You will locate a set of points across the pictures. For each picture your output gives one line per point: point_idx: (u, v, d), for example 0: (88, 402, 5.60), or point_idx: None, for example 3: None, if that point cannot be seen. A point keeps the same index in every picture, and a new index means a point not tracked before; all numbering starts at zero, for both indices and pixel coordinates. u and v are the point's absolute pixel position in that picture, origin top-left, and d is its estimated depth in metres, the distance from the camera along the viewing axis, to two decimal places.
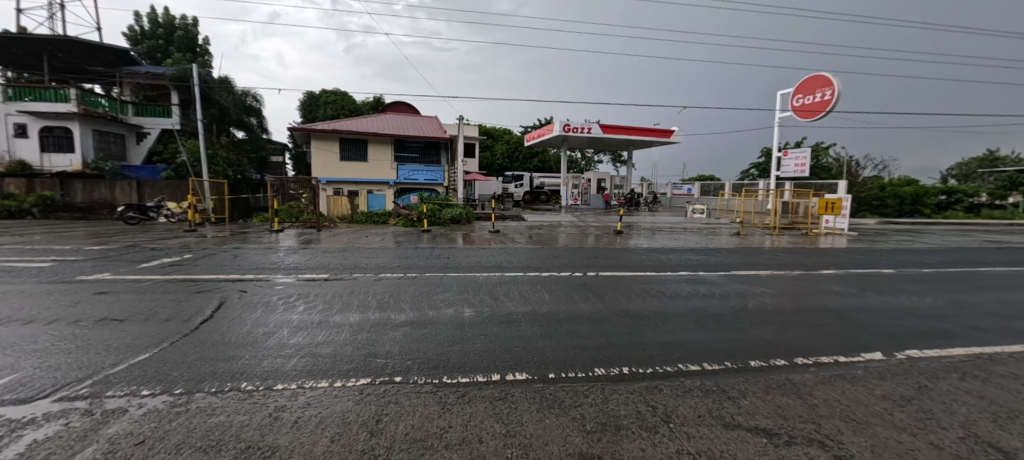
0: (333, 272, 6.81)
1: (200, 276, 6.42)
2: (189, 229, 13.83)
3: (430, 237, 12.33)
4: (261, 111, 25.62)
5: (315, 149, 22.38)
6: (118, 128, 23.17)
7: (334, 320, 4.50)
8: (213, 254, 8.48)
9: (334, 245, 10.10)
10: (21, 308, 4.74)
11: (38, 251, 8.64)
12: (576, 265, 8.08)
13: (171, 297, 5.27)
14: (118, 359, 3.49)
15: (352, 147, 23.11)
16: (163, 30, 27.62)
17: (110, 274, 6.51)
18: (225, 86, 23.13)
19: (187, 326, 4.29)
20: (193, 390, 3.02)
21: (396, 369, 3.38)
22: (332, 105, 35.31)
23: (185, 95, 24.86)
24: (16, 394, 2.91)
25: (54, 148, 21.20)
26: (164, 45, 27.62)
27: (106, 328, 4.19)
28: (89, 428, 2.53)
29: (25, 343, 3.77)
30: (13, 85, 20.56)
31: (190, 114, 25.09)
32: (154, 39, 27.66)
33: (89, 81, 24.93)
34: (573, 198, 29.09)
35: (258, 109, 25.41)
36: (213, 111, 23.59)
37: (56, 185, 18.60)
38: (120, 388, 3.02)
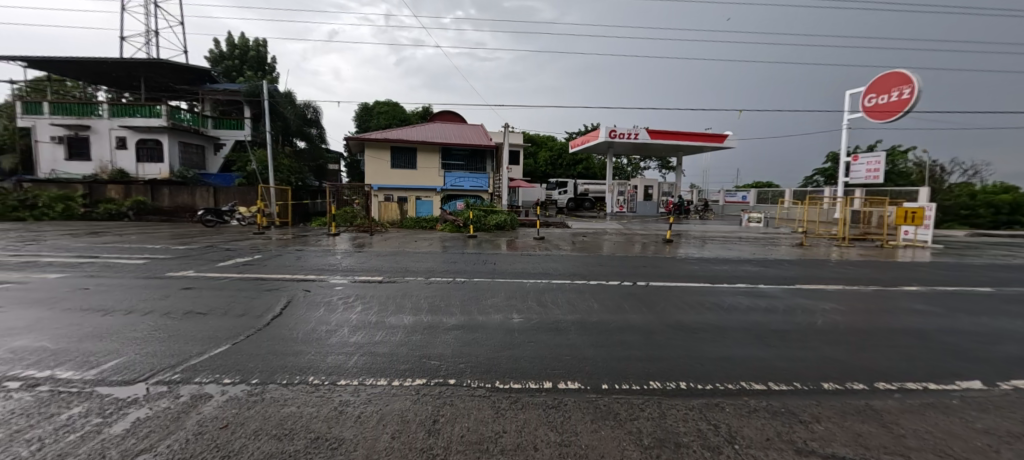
0: (386, 275, 7.12)
1: (270, 276, 6.94)
2: (257, 232, 15.04)
3: (476, 243, 12.62)
4: (320, 122, 27.40)
5: (368, 158, 23.59)
6: (199, 140, 25.73)
7: (388, 322, 4.68)
8: (279, 256, 9.19)
9: (384, 249, 10.52)
10: (124, 300, 5.38)
11: (135, 250, 9.75)
12: (623, 273, 7.88)
13: (244, 294, 5.74)
14: (203, 349, 3.86)
15: (401, 156, 24.10)
16: (238, 51, 30.43)
17: (193, 271, 7.21)
18: (288, 99, 24.95)
19: (259, 322, 4.65)
20: (267, 381, 3.26)
21: (449, 371, 3.46)
22: (384, 116, 37.13)
23: (255, 109, 27.20)
24: (121, 375, 3.31)
25: (146, 158, 23.91)
26: (238, 65, 30.42)
27: (191, 321, 4.63)
28: (181, 411, 2.80)
29: (126, 331, 4.26)
30: (116, 103, 23.34)
31: (259, 126, 27.38)
32: (231, 59, 30.55)
33: (175, 99, 27.88)
34: (618, 205, 28.73)
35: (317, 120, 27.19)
36: (279, 123, 25.55)
37: (148, 191, 20.97)
38: (205, 376, 3.33)
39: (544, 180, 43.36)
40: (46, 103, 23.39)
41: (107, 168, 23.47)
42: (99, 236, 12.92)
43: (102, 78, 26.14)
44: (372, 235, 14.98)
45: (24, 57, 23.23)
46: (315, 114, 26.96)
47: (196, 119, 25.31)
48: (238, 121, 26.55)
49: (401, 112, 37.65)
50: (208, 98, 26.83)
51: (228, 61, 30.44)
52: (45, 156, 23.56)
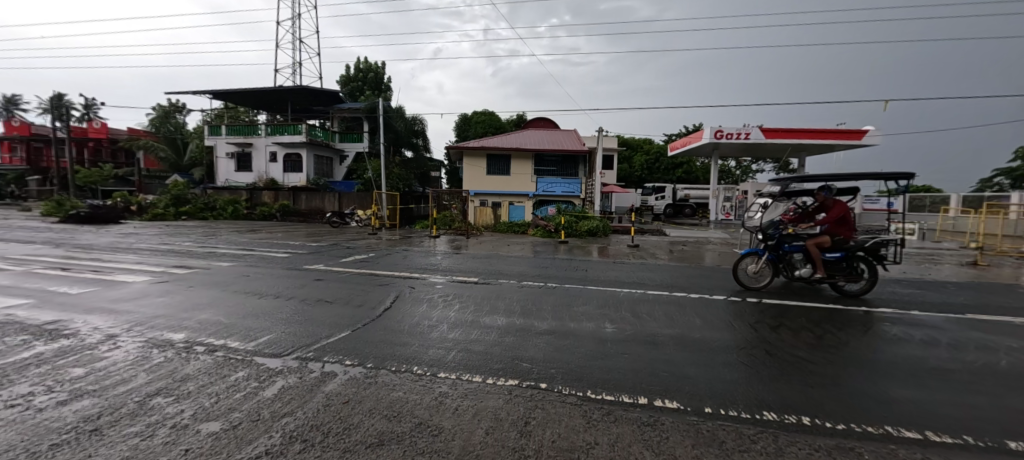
0: (481, 277, 7.49)
1: (381, 272, 7.81)
2: (372, 233, 17.06)
3: (567, 248, 12.59)
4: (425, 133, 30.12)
5: (466, 166, 25.12)
6: (328, 153, 30.15)
7: (484, 322, 4.89)
8: (390, 254, 10.30)
9: (479, 252, 11.10)
10: (274, 286, 6.55)
11: (282, 245, 11.81)
12: (730, 288, 7.10)
13: (361, 288, 6.54)
14: (330, 332, 4.48)
15: (495, 163, 25.17)
16: (361, 74, 34.98)
17: (323, 265, 8.47)
18: (399, 114, 27.91)
19: (373, 313, 5.25)
20: (379, 366, 3.65)
21: (541, 375, 3.48)
22: (481, 125, 39.25)
23: (372, 124, 30.92)
24: (272, 348, 4.02)
25: (290, 169, 28.77)
26: (361, 85, 34.95)
27: (321, 308, 5.43)
28: (314, 384, 3.29)
29: (276, 312, 5.18)
30: (271, 124, 28.47)
31: (375, 139, 31.06)
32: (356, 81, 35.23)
33: (312, 118, 33.09)
34: (723, 212, 26.15)
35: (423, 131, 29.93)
36: (391, 135, 28.68)
37: (290, 196, 25.14)
38: (332, 356, 3.86)
39: (639, 185, 41.39)
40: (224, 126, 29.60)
41: (263, 178, 28.78)
42: (258, 233, 15.91)
43: (262, 104, 32.20)
44: (468, 238, 15.92)
45: (212, 90, 29.73)
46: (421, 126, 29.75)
47: (328, 135, 29.84)
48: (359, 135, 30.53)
49: (496, 121, 39.38)
50: (337, 116, 31.30)
51: (353, 83, 35.14)
52: (223, 168, 29.82)
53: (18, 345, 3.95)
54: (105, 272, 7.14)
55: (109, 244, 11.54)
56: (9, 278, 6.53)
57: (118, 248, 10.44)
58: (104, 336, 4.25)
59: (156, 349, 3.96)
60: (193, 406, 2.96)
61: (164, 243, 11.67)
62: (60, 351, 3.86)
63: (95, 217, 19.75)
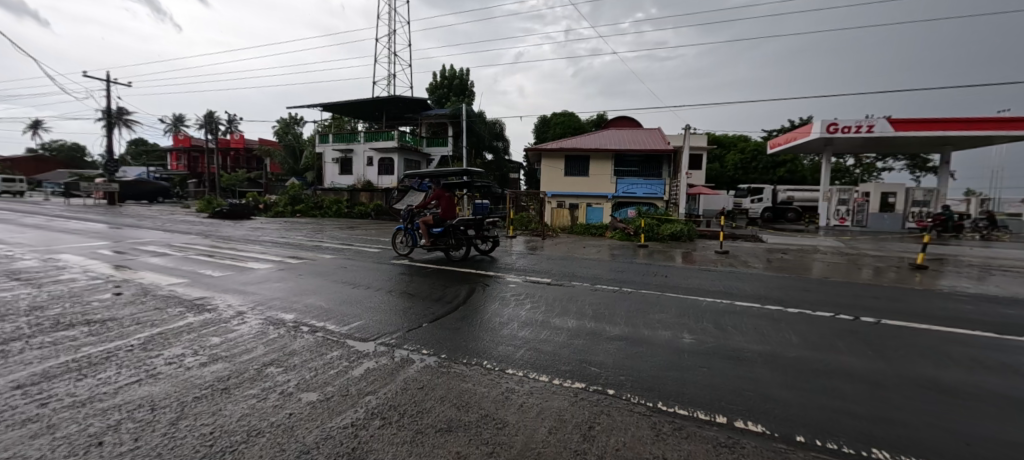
0: (554, 278, 7.46)
1: (458, 269, 8.22)
2: (453, 232, 18.03)
3: (645, 252, 11.97)
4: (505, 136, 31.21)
5: (544, 167, 25.26)
6: (417, 157, 32.63)
7: (554, 322, 4.86)
8: (467, 252, 10.80)
9: (553, 252, 11.08)
10: (366, 277, 7.29)
11: (374, 241, 13.08)
12: (841, 304, 6.09)
13: (440, 283, 6.94)
14: (410, 323, 4.84)
15: (573, 164, 24.90)
16: (447, 82, 37.24)
17: (407, 260, 9.19)
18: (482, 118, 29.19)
19: (449, 307, 5.54)
20: (451, 357, 3.84)
21: (608, 381, 3.35)
22: (559, 126, 39.17)
23: (456, 128, 32.75)
24: (362, 333, 4.47)
25: (384, 172, 31.72)
26: (447, 92, 37.23)
27: (404, 299, 5.89)
28: (393, 369, 3.58)
29: (367, 301, 5.74)
30: (369, 131, 31.69)
31: (458, 143, 32.83)
32: (443, 88, 37.59)
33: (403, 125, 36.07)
34: (838, 217, 22.63)
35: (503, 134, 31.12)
36: (473, 139, 30.07)
37: (383, 197, 27.70)
38: (411, 344, 4.16)
39: (732, 186, 37.72)
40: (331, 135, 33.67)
41: (361, 180, 32.13)
42: (355, 229, 17.80)
43: (363, 114, 36.00)
44: (542, 239, 16.02)
45: (323, 104, 34.05)
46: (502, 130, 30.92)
47: (416, 140, 32.49)
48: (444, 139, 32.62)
49: (576, 121, 38.93)
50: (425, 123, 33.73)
51: (440, 90, 37.54)
52: (330, 172, 33.96)
53: (177, 315, 4.96)
54: (239, 259, 8.62)
55: (245, 236, 13.90)
56: (176, 261, 8.24)
57: (250, 239, 12.53)
58: (236, 312, 5.14)
59: (272, 326, 4.65)
60: (296, 378, 3.43)
61: (284, 237, 13.67)
62: (204, 322, 4.77)
63: (235, 214, 23.90)
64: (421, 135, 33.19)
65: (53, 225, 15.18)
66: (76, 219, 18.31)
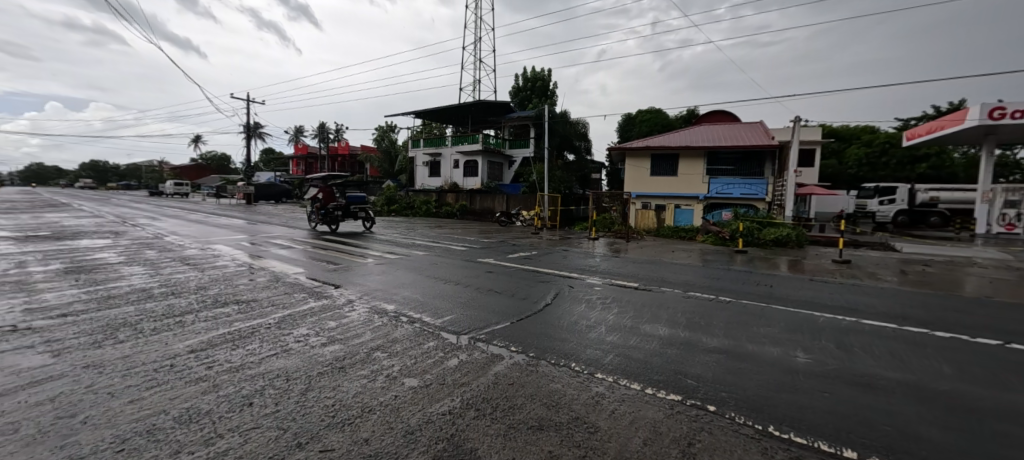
0: (641, 282, 7.15)
1: (543, 269, 8.32)
2: (534, 232, 18.28)
3: (746, 258, 10.91)
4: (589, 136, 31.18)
5: (628, 167, 24.37)
6: (500, 159, 33.77)
7: (644, 329, 4.66)
8: (550, 253, 10.85)
9: (639, 256, 10.65)
10: (458, 274, 7.72)
11: (463, 240, 13.82)
12: (1014, 331, 4.89)
13: (526, 282, 7.07)
14: (498, 320, 5.00)
15: (659, 163, 23.67)
16: (530, 84, 37.83)
17: (494, 259, 9.54)
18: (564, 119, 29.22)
19: (535, 307, 5.61)
20: (539, 357, 3.88)
21: (709, 397, 3.10)
22: (644, 124, 37.45)
23: (539, 130, 33.18)
24: (454, 327, 4.74)
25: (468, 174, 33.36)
26: (530, 95, 37.91)
27: (493, 296, 6.12)
28: (485, 364, 3.73)
29: (461, 296, 6.08)
30: (456, 135, 33.51)
31: (540, 145, 33.23)
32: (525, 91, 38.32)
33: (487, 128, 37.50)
34: (1005, 224, 18.27)
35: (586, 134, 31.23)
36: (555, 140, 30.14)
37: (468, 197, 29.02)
38: (500, 341, 4.29)
39: (852, 186, 32.52)
40: (422, 140, 36.35)
41: (447, 182, 34.07)
42: (443, 228, 18.95)
43: (450, 119, 38.21)
44: (627, 241, 15.47)
45: (415, 112, 36.87)
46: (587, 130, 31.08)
47: (500, 143, 33.67)
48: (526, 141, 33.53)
49: (663, 118, 36.82)
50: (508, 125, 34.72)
51: (523, 93, 38.32)
52: (420, 174, 36.64)
53: (302, 300, 5.78)
54: (348, 253, 9.75)
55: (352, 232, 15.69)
56: (299, 253, 9.61)
57: (356, 235, 14.10)
58: (347, 299, 5.82)
59: (377, 314, 5.16)
60: (400, 363, 3.77)
61: (382, 234, 15.13)
62: (323, 307, 5.48)
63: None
64: (504, 138, 34.27)
65: (211, 221, 18.67)
66: (226, 216, 22.29)
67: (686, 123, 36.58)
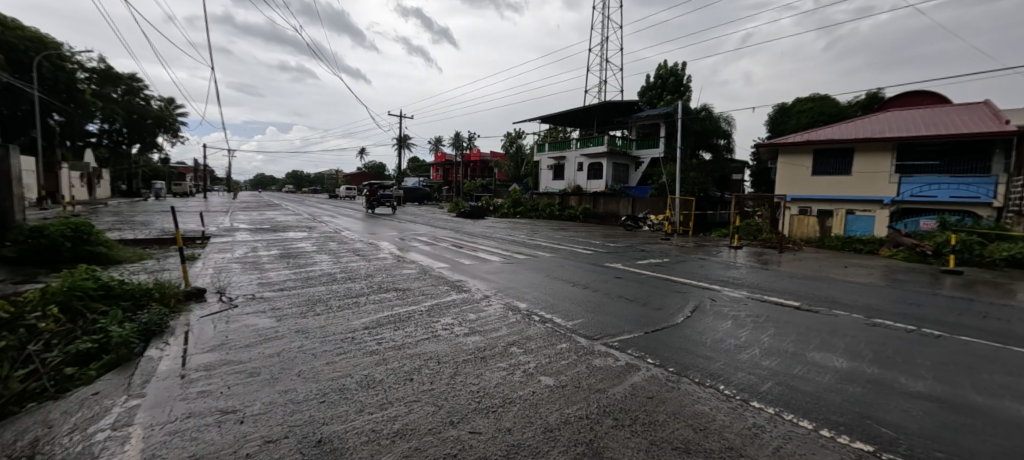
0: (803, 302, 6.09)
1: (679, 279, 7.75)
2: (664, 238, 17.21)
3: (963, 282, 8.35)
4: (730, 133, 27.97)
5: (782, 165, 21.10)
6: (626, 160, 32.92)
7: (811, 357, 3.97)
8: (685, 262, 10.03)
9: (798, 270, 9.07)
10: (589, 277, 7.73)
11: (589, 243, 13.79)
12: None
13: (660, 291, 6.69)
14: (632, 328, 4.84)
15: (825, 160, 19.91)
16: (661, 80, 35.71)
17: (623, 264, 9.29)
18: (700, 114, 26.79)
19: (671, 318, 5.27)
20: (681, 373, 3.63)
21: (917, 454, 2.47)
22: (801, 114, 31.80)
23: (670, 128, 31.13)
24: (586, 331, 4.76)
25: (592, 176, 33.21)
26: (661, 92, 35.83)
27: (624, 303, 5.96)
28: (621, 373, 3.65)
29: (593, 300, 6.09)
30: (581, 138, 33.66)
31: (671, 144, 31.12)
32: (656, 88, 36.33)
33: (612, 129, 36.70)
34: None
35: (727, 131, 28.05)
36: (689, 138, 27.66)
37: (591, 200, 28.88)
38: (637, 351, 4.15)
39: None
40: (547, 144, 37.49)
41: (571, 184, 34.45)
42: (567, 231, 19.22)
43: (574, 122, 38.56)
44: (779, 252, 13.37)
45: (541, 117, 38.32)
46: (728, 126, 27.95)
47: (626, 144, 32.61)
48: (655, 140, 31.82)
49: (829, 105, 30.63)
50: (636, 125, 33.42)
51: (653, 90, 36.43)
52: (544, 177, 37.96)
53: (446, 292, 6.52)
54: (485, 252, 10.66)
55: (484, 232, 17.10)
56: (443, 250, 10.90)
57: (489, 235, 15.30)
58: (484, 294, 6.36)
59: (511, 311, 5.52)
60: (537, 361, 3.96)
61: (509, 235, 16.05)
62: (464, 300, 6.10)
63: (474, 214, 29.53)
64: (630, 138, 33.14)
65: (372, 219, 22.39)
66: (382, 216, 26.45)
67: (862, 109, 29.79)
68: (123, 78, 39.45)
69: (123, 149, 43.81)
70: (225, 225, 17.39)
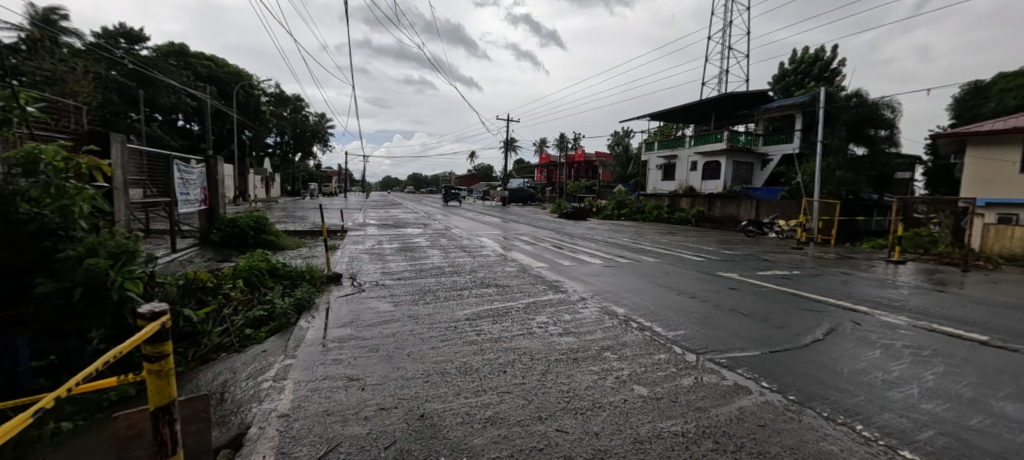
0: (997, 337, 4.66)
1: (811, 296, 6.61)
2: (795, 247, 14.82)
3: None
4: (894, 121, 22.58)
5: (969, 161, 16.57)
6: (751, 158, 29.32)
7: (1006, 410, 3.02)
8: (820, 276, 8.50)
9: (993, 296, 6.94)
10: (695, 287, 7.09)
11: (698, 249, 12.63)
12: None
13: (783, 308, 5.82)
14: (744, 346, 4.32)
15: None
16: (800, 65, 30.82)
17: (738, 275, 8.30)
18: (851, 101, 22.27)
19: (797, 340, 4.54)
20: (804, 404, 3.13)
21: None
22: (1013, 91, 24.05)
23: (809, 119, 26.58)
24: (688, 343, 4.41)
25: (709, 176, 30.21)
26: (801, 78, 30.88)
27: (736, 317, 5.34)
28: (727, 394, 3.31)
29: (698, 312, 5.59)
30: (696, 135, 30.86)
31: (811, 137, 26.55)
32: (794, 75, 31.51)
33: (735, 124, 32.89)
34: None
35: (891, 119, 22.68)
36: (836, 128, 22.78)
37: (706, 202, 26.29)
38: (748, 372, 3.70)
39: None
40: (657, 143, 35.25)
41: (682, 186, 32.00)
42: (675, 235, 17.91)
43: (690, 118, 35.60)
44: (963, 270, 10.43)
45: (651, 115, 36.36)
46: (891, 113, 22.66)
47: (750, 140, 28.82)
48: (788, 135, 27.48)
49: None
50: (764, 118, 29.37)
51: (790, 77, 31.62)
52: (652, 178, 35.93)
53: (542, 291, 6.68)
54: (582, 253, 10.59)
55: (584, 234, 16.91)
56: (541, 250, 11.17)
57: (589, 238, 15.10)
58: (579, 297, 6.34)
59: (607, 315, 5.41)
60: (630, 369, 3.83)
61: (610, 238, 15.59)
62: (560, 300, 6.18)
63: (575, 215, 29.32)
64: (756, 133, 29.29)
65: (477, 219, 23.95)
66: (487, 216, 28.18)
67: None
68: (291, 100, 49.23)
69: (290, 157, 54.51)
70: (359, 221, 20.46)
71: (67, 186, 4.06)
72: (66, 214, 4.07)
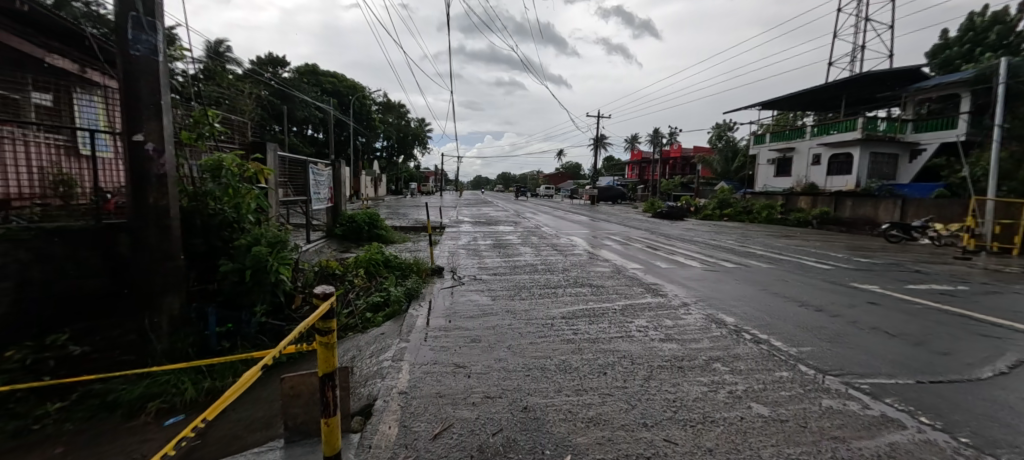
0: None
1: (986, 318, 5.33)
2: (959, 257, 12.08)
3: None
4: None
5: None
6: (895, 148, 24.68)
7: None
8: (1001, 293, 6.77)
9: None
10: (823, 298, 6.21)
11: (822, 255, 11.00)
12: None
13: (946, 331, 4.80)
14: (891, 372, 3.68)
15: None
16: (972, 31, 24.96)
17: (880, 287, 7.04)
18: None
19: (968, 371, 3.72)
20: (984, 449, 2.56)
21: None
22: None
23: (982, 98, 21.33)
24: (817, 363, 3.90)
25: (837, 171, 26.05)
26: (972, 48, 25.00)
27: (879, 338, 4.56)
28: (871, 425, 2.85)
29: (827, 327, 4.89)
30: (821, 123, 26.81)
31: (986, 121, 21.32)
32: (961, 45, 25.68)
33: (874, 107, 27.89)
34: None
35: None
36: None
37: (832, 202, 22.72)
38: (901, 403, 3.14)
39: None
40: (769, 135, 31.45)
41: (801, 183, 28.31)
42: (792, 239, 15.85)
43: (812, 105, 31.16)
44: None
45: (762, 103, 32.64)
46: None
47: (893, 127, 24.15)
48: (950, 119, 22.40)
49: None
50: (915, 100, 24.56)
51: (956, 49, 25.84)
52: (762, 174, 32.26)
53: (640, 294, 6.45)
54: (681, 256, 9.95)
55: (682, 235, 15.86)
56: (637, 251, 10.77)
57: (689, 239, 14.11)
58: (682, 302, 5.98)
59: (715, 324, 5.02)
60: (745, 384, 3.52)
61: (714, 240, 14.40)
62: (660, 304, 5.89)
63: (670, 215, 27.60)
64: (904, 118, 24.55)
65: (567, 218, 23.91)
66: None
67: None
68: (396, 107, 54.29)
69: (394, 159, 60.18)
70: (456, 218, 21.82)
71: (240, 187, 5.05)
72: (239, 209, 5.10)
